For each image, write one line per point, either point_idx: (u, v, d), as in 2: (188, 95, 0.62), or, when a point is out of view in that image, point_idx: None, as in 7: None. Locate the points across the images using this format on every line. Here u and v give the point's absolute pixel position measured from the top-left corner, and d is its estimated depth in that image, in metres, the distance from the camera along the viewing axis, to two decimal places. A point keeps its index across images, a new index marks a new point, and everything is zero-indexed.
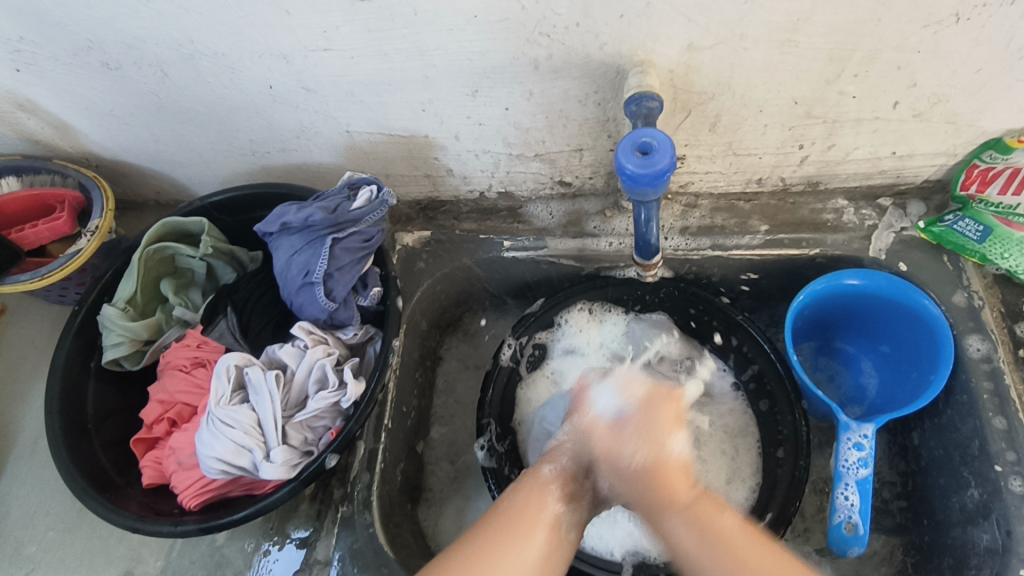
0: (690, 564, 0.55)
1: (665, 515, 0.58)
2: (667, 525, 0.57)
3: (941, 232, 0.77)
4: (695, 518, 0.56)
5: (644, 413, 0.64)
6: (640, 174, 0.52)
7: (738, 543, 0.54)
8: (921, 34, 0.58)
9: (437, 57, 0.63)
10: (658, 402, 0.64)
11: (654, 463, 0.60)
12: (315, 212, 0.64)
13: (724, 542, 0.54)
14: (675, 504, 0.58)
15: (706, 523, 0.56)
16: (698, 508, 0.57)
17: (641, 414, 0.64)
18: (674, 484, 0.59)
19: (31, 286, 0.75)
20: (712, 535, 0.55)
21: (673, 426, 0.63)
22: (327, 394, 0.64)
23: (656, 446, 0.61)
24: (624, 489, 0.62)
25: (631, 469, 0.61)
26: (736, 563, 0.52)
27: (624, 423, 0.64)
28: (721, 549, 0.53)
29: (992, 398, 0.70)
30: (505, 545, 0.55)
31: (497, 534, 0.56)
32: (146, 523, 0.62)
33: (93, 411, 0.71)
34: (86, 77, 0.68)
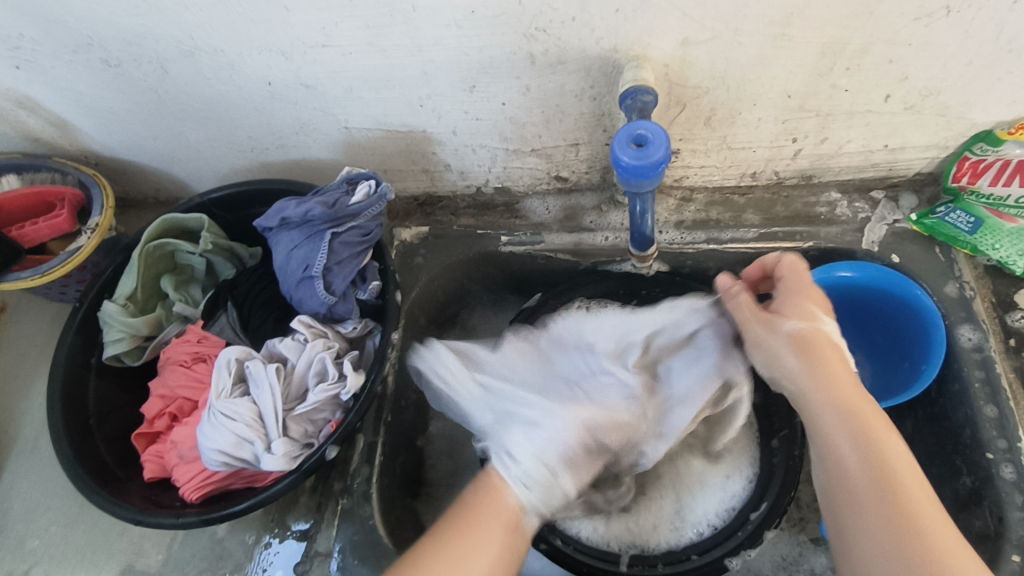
0: (835, 463, 0.52)
1: (834, 408, 0.54)
2: (826, 416, 0.54)
3: (933, 224, 0.78)
4: (863, 428, 0.53)
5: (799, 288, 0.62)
6: (635, 166, 0.53)
7: (896, 469, 0.50)
8: (913, 27, 0.59)
9: (435, 53, 0.63)
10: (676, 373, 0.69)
11: (812, 336, 0.59)
12: (313, 207, 0.64)
13: (878, 460, 0.51)
14: (823, 393, 0.55)
15: (876, 440, 0.52)
16: (866, 416, 0.53)
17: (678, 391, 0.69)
18: (822, 356, 0.58)
19: (32, 283, 0.76)
20: (874, 444, 0.52)
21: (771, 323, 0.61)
22: (327, 387, 0.65)
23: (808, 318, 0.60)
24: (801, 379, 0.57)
25: (792, 363, 0.58)
26: (895, 474, 0.50)
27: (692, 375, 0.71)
28: (894, 468, 0.50)
29: (983, 387, 0.71)
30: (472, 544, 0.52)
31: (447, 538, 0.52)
32: (148, 515, 0.62)
33: (94, 406, 0.72)
34: (87, 74, 0.69)
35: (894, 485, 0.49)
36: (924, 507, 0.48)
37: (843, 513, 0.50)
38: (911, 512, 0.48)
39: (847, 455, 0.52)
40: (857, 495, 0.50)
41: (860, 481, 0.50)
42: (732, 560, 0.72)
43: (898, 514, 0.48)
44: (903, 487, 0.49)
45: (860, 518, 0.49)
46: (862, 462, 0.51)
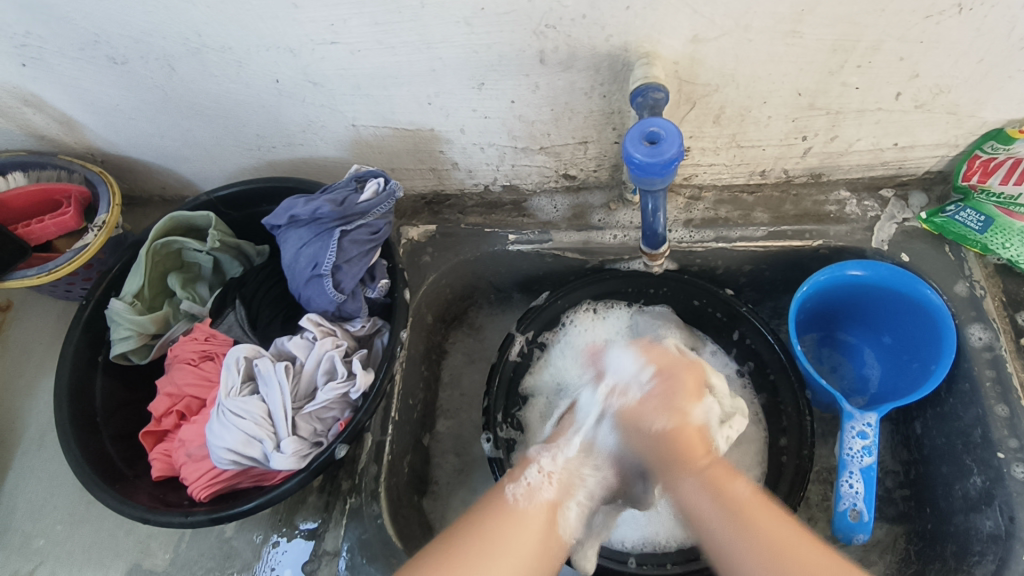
0: (698, 513, 0.56)
1: (682, 475, 0.59)
2: (685, 486, 0.58)
3: (943, 222, 0.77)
4: (709, 484, 0.57)
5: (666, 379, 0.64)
6: (648, 164, 0.53)
7: (751, 510, 0.55)
8: (924, 25, 0.58)
9: (444, 50, 0.63)
10: (679, 371, 0.65)
11: (677, 433, 0.61)
12: (323, 204, 0.64)
13: (736, 509, 0.55)
14: (697, 470, 0.58)
15: (721, 489, 0.57)
16: (714, 475, 0.58)
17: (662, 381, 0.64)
18: (692, 451, 0.60)
19: (38, 280, 0.76)
20: (724, 499, 0.56)
21: (694, 394, 0.65)
22: (336, 385, 0.64)
23: (678, 416, 0.62)
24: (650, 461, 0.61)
25: (654, 451, 0.61)
26: (742, 526, 0.54)
27: (648, 394, 0.63)
28: (737, 514, 0.55)
29: (994, 386, 0.70)
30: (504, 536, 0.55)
31: (490, 523, 0.56)
32: (156, 514, 0.62)
33: (101, 404, 0.71)
34: (93, 71, 0.68)
35: (757, 538, 0.53)
36: (813, 557, 0.51)
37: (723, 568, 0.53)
38: (777, 555, 0.51)
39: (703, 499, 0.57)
40: (727, 549, 0.53)
41: (727, 535, 0.54)
42: None
43: (775, 558, 0.51)
44: (769, 539, 0.52)
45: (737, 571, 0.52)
46: (721, 520, 0.55)
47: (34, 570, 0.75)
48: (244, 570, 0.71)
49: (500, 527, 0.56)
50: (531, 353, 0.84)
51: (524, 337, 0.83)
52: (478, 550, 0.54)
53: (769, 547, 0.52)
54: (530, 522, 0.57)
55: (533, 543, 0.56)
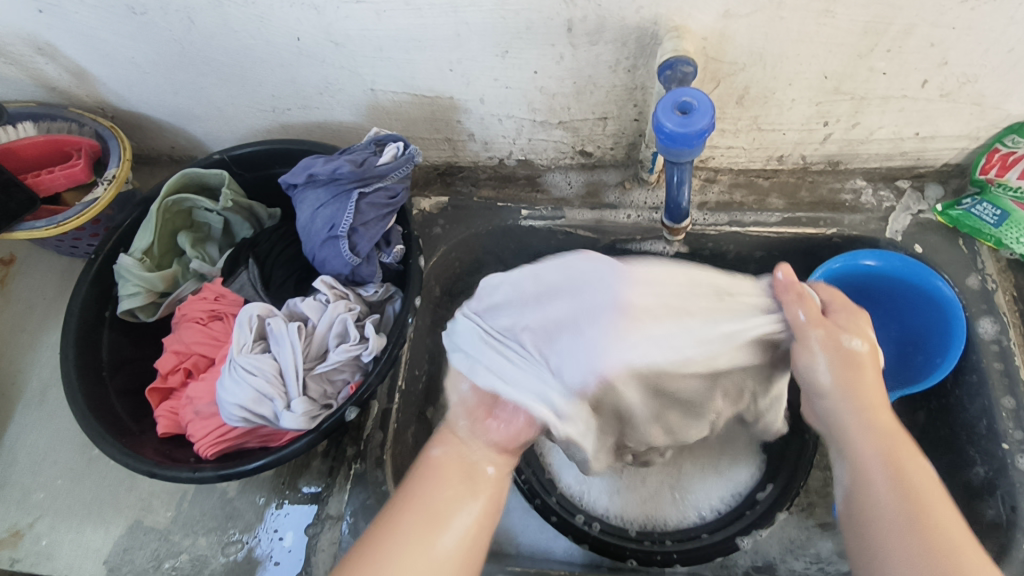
0: (866, 484, 0.52)
1: (861, 432, 0.55)
2: (850, 437, 0.55)
3: (958, 216, 0.77)
4: (891, 453, 0.53)
5: (847, 315, 0.58)
6: (679, 134, 0.53)
7: (928, 497, 0.50)
8: (959, 10, 0.58)
9: (471, 14, 0.62)
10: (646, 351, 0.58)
11: (847, 389, 0.56)
12: (342, 164, 0.63)
13: (911, 490, 0.51)
14: (861, 410, 0.55)
15: (903, 467, 0.52)
16: (897, 438, 0.54)
17: (846, 312, 0.59)
18: (863, 374, 0.56)
19: (47, 233, 0.75)
20: (901, 479, 0.51)
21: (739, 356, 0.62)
22: (348, 347, 0.64)
23: (865, 338, 0.57)
24: (863, 443, 0.54)
25: (825, 371, 0.57)
26: (919, 510, 0.49)
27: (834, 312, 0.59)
28: (915, 503, 0.50)
29: (1001, 378, 0.71)
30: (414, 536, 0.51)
31: (412, 530, 0.51)
32: (163, 469, 0.61)
33: (107, 359, 0.71)
34: (111, 21, 0.67)
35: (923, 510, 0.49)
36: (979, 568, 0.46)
37: (860, 517, 0.52)
38: (940, 547, 0.47)
39: (873, 462, 0.53)
40: (884, 542, 0.49)
41: (894, 524, 0.49)
42: (743, 539, 0.73)
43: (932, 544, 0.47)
44: (936, 530, 0.48)
45: (877, 519, 0.50)
46: (887, 497, 0.51)
47: (34, 524, 0.74)
48: (246, 531, 0.70)
49: (416, 528, 0.52)
50: None
51: None
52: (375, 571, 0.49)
53: (922, 529, 0.48)
54: (455, 518, 0.53)
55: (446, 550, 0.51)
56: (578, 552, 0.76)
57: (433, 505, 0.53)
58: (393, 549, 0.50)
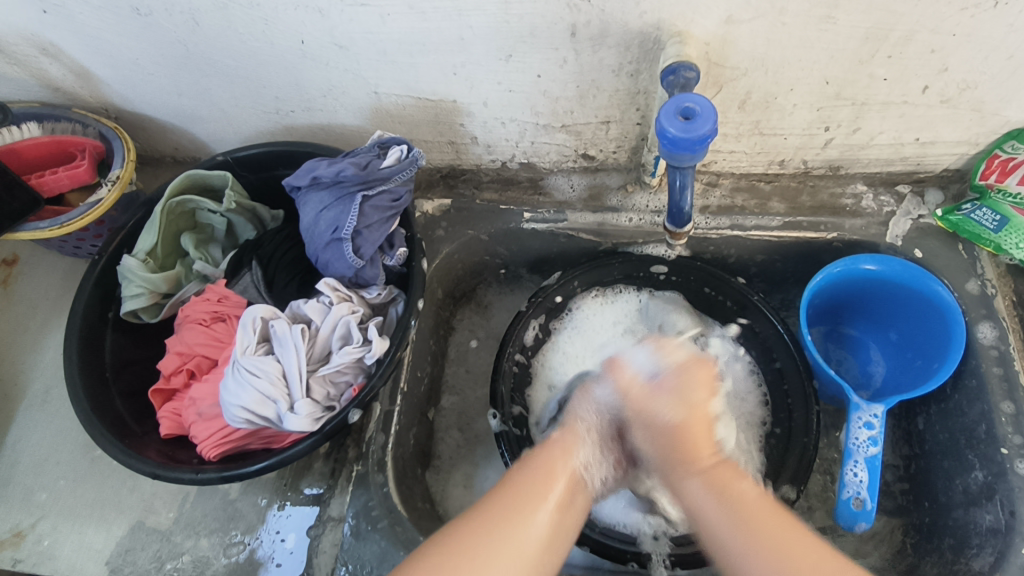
0: (699, 513, 0.54)
1: (687, 474, 0.57)
2: (684, 483, 0.56)
3: (958, 220, 0.78)
4: (714, 481, 0.55)
5: (678, 377, 0.62)
6: (681, 138, 0.53)
7: (760, 516, 0.52)
8: (959, 17, 0.58)
9: (474, 18, 0.62)
10: (691, 367, 0.62)
11: (686, 425, 0.59)
12: (346, 167, 0.64)
13: (742, 510, 0.53)
14: (698, 468, 0.56)
15: (729, 490, 0.54)
16: (718, 472, 0.56)
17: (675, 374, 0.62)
18: (697, 449, 0.58)
19: (50, 233, 0.75)
20: (731, 503, 0.53)
21: (706, 388, 0.62)
22: (352, 349, 0.65)
23: (690, 407, 0.60)
24: (647, 445, 0.60)
25: (644, 433, 0.60)
26: (756, 534, 0.51)
27: (658, 383, 0.62)
28: (744, 527, 0.51)
29: (1000, 382, 0.71)
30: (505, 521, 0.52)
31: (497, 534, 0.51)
32: (167, 470, 0.62)
33: (110, 360, 0.71)
34: (116, 22, 0.67)
35: (765, 542, 0.50)
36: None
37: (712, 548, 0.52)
38: (774, 553, 0.49)
39: (691, 485, 0.56)
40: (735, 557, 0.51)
41: (735, 546, 0.51)
42: None
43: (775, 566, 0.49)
44: (775, 546, 0.50)
45: (724, 548, 0.51)
46: (722, 522, 0.52)
47: (36, 524, 0.74)
48: (248, 533, 0.71)
49: (498, 528, 0.52)
50: (539, 333, 0.84)
51: (536, 321, 0.83)
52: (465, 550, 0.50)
53: (770, 547, 0.50)
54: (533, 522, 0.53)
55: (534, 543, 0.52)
56: (579, 554, 0.76)
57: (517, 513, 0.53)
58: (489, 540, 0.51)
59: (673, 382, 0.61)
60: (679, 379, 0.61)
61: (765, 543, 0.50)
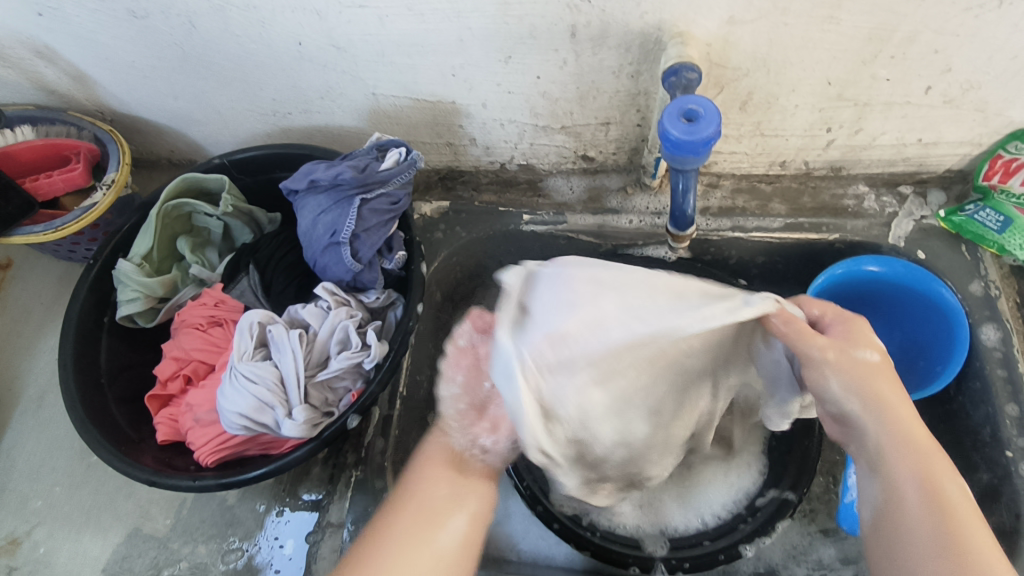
0: (894, 493, 0.46)
1: (884, 453, 0.47)
2: (872, 439, 0.48)
3: (961, 221, 0.77)
4: (920, 463, 0.46)
5: (848, 333, 0.52)
6: (684, 141, 0.52)
7: (962, 520, 0.44)
8: (963, 17, 0.58)
9: (473, 19, 0.61)
10: (856, 323, 0.53)
11: (882, 373, 0.50)
12: (344, 170, 0.63)
13: (942, 509, 0.44)
14: (892, 426, 0.48)
15: (936, 480, 0.46)
16: (920, 448, 0.47)
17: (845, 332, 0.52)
18: (897, 405, 0.49)
19: (45, 238, 0.74)
20: (927, 491, 0.45)
21: (855, 339, 0.52)
22: (350, 354, 0.64)
23: (866, 360, 0.50)
24: (845, 389, 0.49)
25: (847, 393, 0.49)
26: (948, 537, 0.43)
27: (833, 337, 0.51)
28: (943, 518, 0.44)
29: (1004, 385, 0.71)
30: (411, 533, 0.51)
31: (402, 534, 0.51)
32: (163, 477, 0.61)
33: (105, 365, 0.70)
34: (111, 24, 0.66)
35: (956, 551, 0.43)
36: None
37: (890, 522, 0.46)
38: (971, 568, 0.42)
39: (886, 447, 0.47)
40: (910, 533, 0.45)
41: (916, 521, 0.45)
42: (747, 548, 0.73)
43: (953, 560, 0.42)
44: (972, 559, 0.42)
45: (911, 534, 0.45)
46: (914, 507, 0.45)
47: (32, 531, 0.74)
48: (246, 539, 0.70)
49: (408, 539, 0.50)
50: None
51: None
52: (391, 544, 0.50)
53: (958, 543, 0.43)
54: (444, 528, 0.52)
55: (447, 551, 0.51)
56: (580, 558, 0.76)
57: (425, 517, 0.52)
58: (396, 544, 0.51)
59: (842, 330, 0.53)
60: (849, 330, 0.52)
61: (955, 554, 0.43)
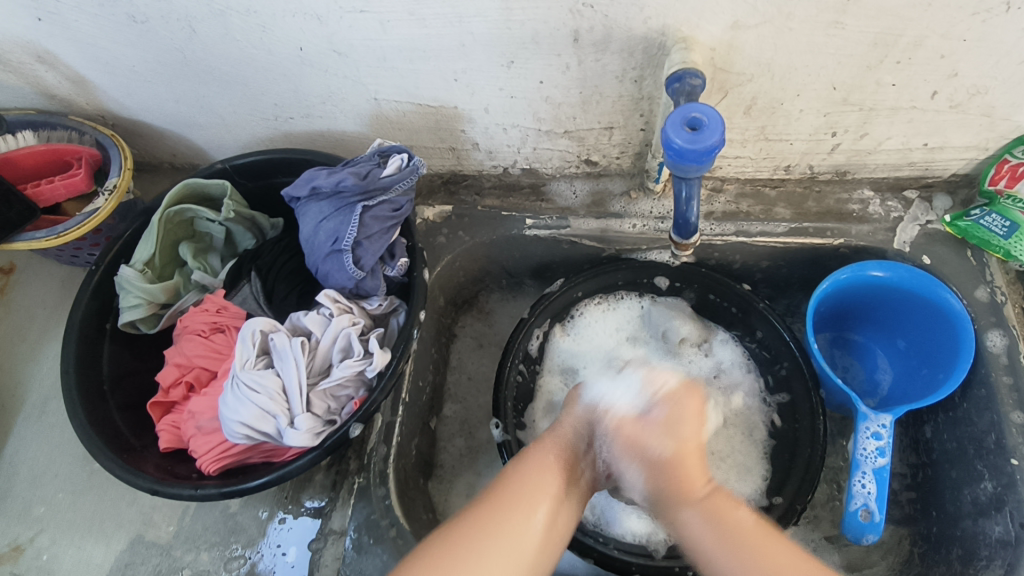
0: (693, 543, 0.56)
1: (683, 506, 0.57)
2: (681, 518, 0.57)
3: (967, 226, 0.76)
4: (711, 510, 0.56)
5: (668, 410, 0.63)
6: (687, 149, 0.52)
7: (754, 542, 0.53)
8: (970, 22, 0.57)
9: (476, 24, 0.61)
10: (683, 398, 0.64)
11: (675, 462, 0.59)
12: (346, 177, 0.63)
13: (734, 536, 0.54)
14: (695, 501, 0.57)
15: (721, 514, 0.56)
16: (712, 503, 0.57)
17: (665, 408, 0.63)
18: (690, 484, 0.58)
19: (47, 244, 0.74)
20: (722, 526, 0.55)
21: (695, 419, 0.64)
22: (353, 362, 0.64)
23: (679, 442, 0.61)
24: (649, 489, 0.60)
25: (634, 475, 0.61)
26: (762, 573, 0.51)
27: (649, 420, 0.62)
28: (726, 538, 0.54)
29: (1010, 392, 0.70)
30: (506, 521, 0.55)
31: (503, 524, 0.54)
32: (166, 485, 0.61)
33: (108, 372, 0.70)
34: (111, 30, 0.66)
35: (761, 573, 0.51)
36: None
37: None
38: None
39: (691, 517, 0.56)
40: (714, 561, 0.54)
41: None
42: None
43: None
44: (771, 566, 0.51)
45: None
46: (707, 537, 0.55)
47: (34, 538, 0.74)
48: (248, 547, 0.70)
49: (499, 518, 0.55)
50: (541, 340, 0.82)
51: (540, 329, 0.82)
52: (481, 537, 0.53)
53: (759, 565, 0.52)
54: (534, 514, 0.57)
55: (533, 543, 0.55)
56: (581, 564, 0.76)
57: (514, 499, 0.57)
58: (486, 539, 0.53)
59: (657, 410, 0.63)
60: (668, 414, 0.62)
61: None
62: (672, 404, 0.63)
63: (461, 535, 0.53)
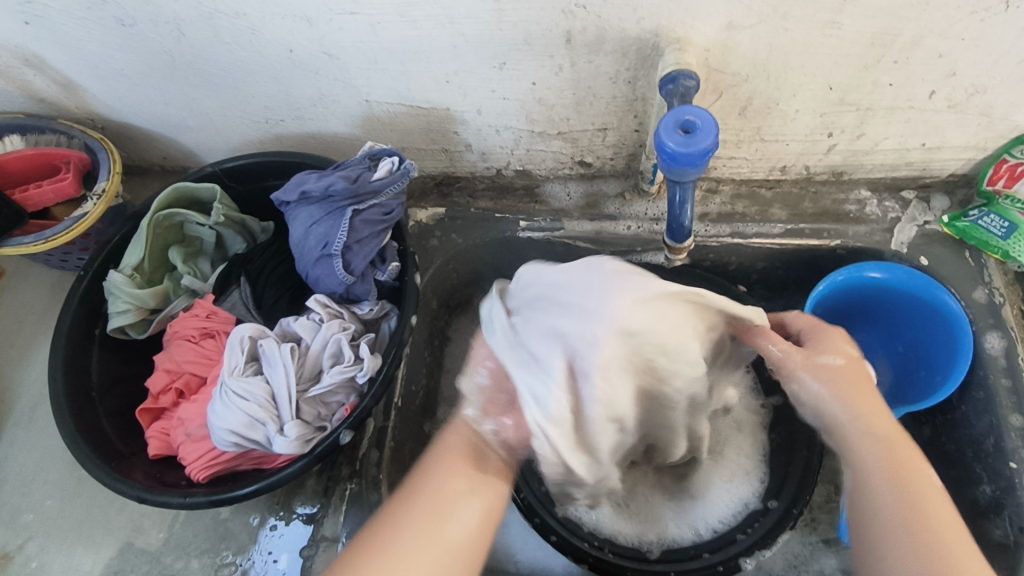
0: (858, 480, 0.49)
1: (857, 422, 0.51)
2: (839, 425, 0.52)
3: (965, 227, 0.76)
4: (889, 441, 0.50)
5: (815, 339, 0.57)
6: (680, 153, 0.51)
7: (926, 493, 0.47)
8: (969, 21, 0.56)
9: (467, 26, 0.60)
10: (827, 329, 0.58)
11: (846, 373, 0.53)
12: (335, 182, 0.62)
13: (906, 470, 0.48)
14: (856, 412, 0.51)
15: (908, 479, 0.48)
16: (889, 432, 0.50)
17: (814, 339, 0.57)
18: (853, 382, 0.53)
19: (35, 249, 0.73)
20: (901, 472, 0.48)
21: (851, 344, 0.57)
22: (343, 368, 0.63)
23: (843, 356, 0.55)
24: (851, 427, 0.51)
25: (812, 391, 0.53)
26: (916, 523, 0.45)
27: (814, 342, 0.57)
28: (900, 471, 0.48)
29: (1009, 395, 0.69)
30: (417, 527, 0.48)
31: (415, 520, 0.49)
32: (154, 494, 0.60)
33: (97, 379, 0.69)
34: (98, 33, 0.65)
35: (920, 521, 0.45)
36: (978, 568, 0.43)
37: (862, 517, 0.48)
38: (932, 532, 0.45)
39: (864, 445, 0.50)
40: (871, 497, 0.48)
41: (892, 523, 0.46)
42: (748, 560, 0.70)
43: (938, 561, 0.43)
44: (932, 521, 0.45)
45: (875, 516, 0.47)
46: (884, 491, 0.47)
47: (23, 545, 0.73)
48: (239, 553, 0.69)
49: (419, 527, 0.48)
50: None
51: None
52: (399, 528, 0.48)
53: (915, 502, 0.46)
54: (446, 520, 0.49)
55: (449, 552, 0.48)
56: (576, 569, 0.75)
57: (416, 510, 0.50)
58: (406, 531, 0.48)
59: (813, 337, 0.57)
60: (814, 338, 0.57)
61: (910, 510, 0.46)
62: (816, 333, 0.58)
63: (380, 532, 0.48)
